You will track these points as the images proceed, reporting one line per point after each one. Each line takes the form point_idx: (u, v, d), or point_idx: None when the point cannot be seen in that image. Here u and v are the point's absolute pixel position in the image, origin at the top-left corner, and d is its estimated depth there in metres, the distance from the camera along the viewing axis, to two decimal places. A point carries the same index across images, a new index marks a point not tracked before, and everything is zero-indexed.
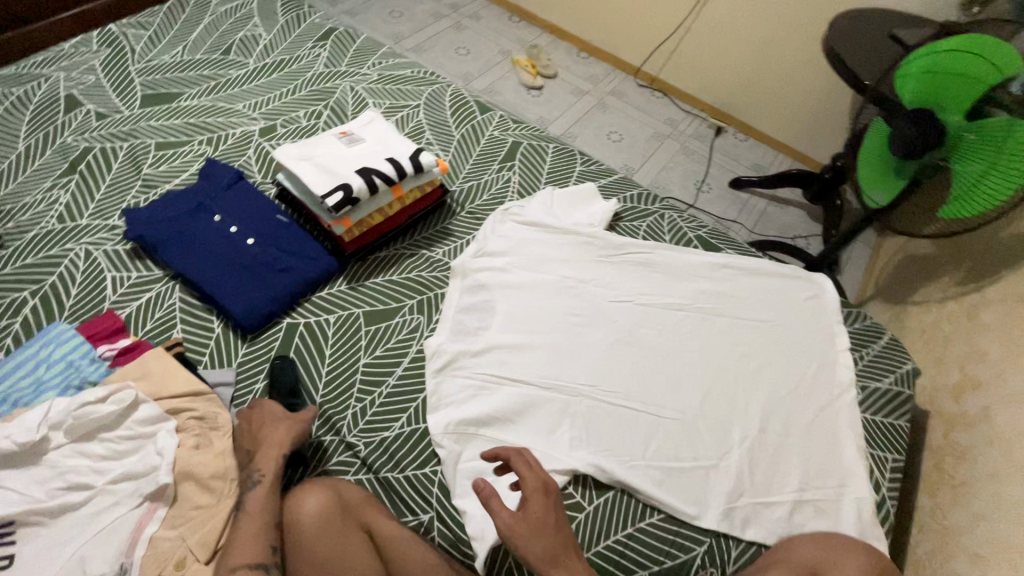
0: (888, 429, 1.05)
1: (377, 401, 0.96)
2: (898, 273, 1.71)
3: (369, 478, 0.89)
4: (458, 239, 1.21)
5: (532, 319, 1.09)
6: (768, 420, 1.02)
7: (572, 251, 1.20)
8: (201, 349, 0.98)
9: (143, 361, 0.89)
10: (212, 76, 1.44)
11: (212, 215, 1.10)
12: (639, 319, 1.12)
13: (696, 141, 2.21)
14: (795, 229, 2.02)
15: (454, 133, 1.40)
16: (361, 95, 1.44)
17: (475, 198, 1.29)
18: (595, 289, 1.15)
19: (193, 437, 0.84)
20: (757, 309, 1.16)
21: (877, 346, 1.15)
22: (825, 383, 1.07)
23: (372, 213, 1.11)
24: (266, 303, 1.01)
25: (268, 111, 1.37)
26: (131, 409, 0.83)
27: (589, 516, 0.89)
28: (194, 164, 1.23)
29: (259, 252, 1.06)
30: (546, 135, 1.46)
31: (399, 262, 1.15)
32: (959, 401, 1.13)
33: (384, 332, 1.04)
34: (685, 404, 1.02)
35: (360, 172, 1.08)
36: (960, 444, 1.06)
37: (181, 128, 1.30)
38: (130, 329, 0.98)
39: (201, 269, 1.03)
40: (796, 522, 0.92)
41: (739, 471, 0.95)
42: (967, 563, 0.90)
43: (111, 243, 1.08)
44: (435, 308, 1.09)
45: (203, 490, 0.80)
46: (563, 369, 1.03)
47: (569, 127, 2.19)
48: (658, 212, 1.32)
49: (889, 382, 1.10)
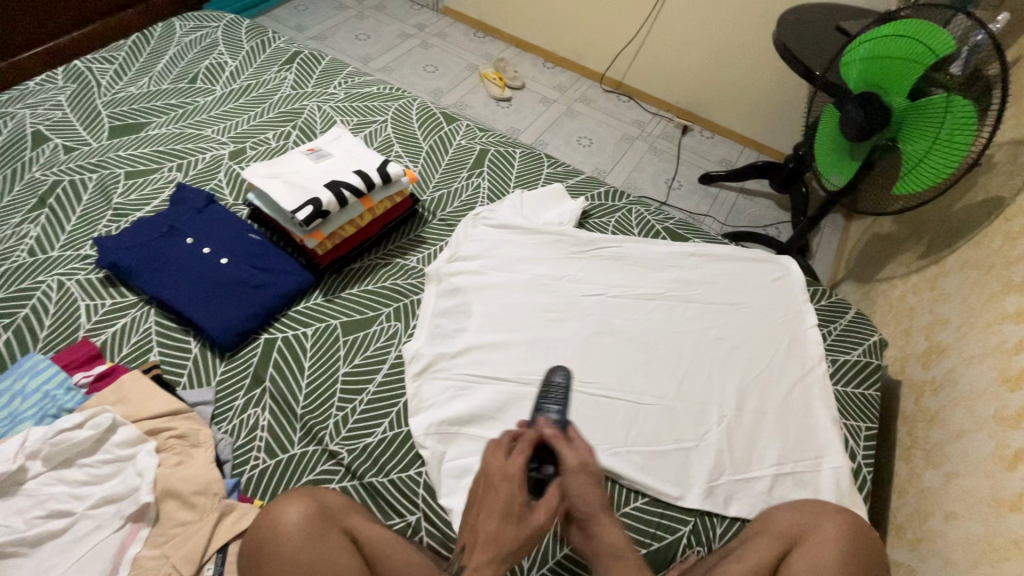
0: (859, 399, 1.09)
1: (359, 408, 0.96)
2: (865, 252, 1.77)
3: (354, 484, 0.89)
4: (431, 246, 1.23)
5: (508, 318, 1.11)
6: (744, 399, 1.04)
7: (543, 250, 1.22)
8: (179, 371, 0.98)
9: (120, 385, 0.89)
10: (179, 105, 1.45)
11: (185, 238, 1.11)
12: (612, 311, 1.15)
13: (663, 141, 2.27)
14: (764, 218, 2.07)
15: (422, 144, 1.43)
16: (329, 114, 1.47)
17: (446, 206, 1.31)
18: (568, 284, 1.17)
19: (174, 456, 0.84)
20: (726, 293, 1.19)
21: (843, 321, 1.18)
22: (797, 359, 1.10)
23: (343, 225, 1.13)
24: (242, 319, 1.02)
25: (237, 135, 1.39)
26: (109, 432, 0.83)
27: None
28: (165, 190, 1.24)
29: (232, 271, 1.07)
30: (513, 141, 1.49)
31: (374, 273, 1.16)
32: (926, 367, 1.16)
33: (363, 341, 1.05)
34: (663, 389, 1.04)
35: (329, 185, 1.10)
36: (929, 409, 1.10)
37: (150, 156, 1.31)
38: (106, 356, 0.98)
39: (175, 291, 1.03)
40: (776, 495, 0.94)
41: (718, 450, 0.97)
42: (943, 521, 0.93)
43: (83, 273, 1.08)
44: (412, 314, 1.11)
45: (185, 507, 0.80)
46: (542, 364, 1.05)
47: (539, 134, 2.23)
48: (625, 207, 1.36)
49: (857, 354, 1.14)
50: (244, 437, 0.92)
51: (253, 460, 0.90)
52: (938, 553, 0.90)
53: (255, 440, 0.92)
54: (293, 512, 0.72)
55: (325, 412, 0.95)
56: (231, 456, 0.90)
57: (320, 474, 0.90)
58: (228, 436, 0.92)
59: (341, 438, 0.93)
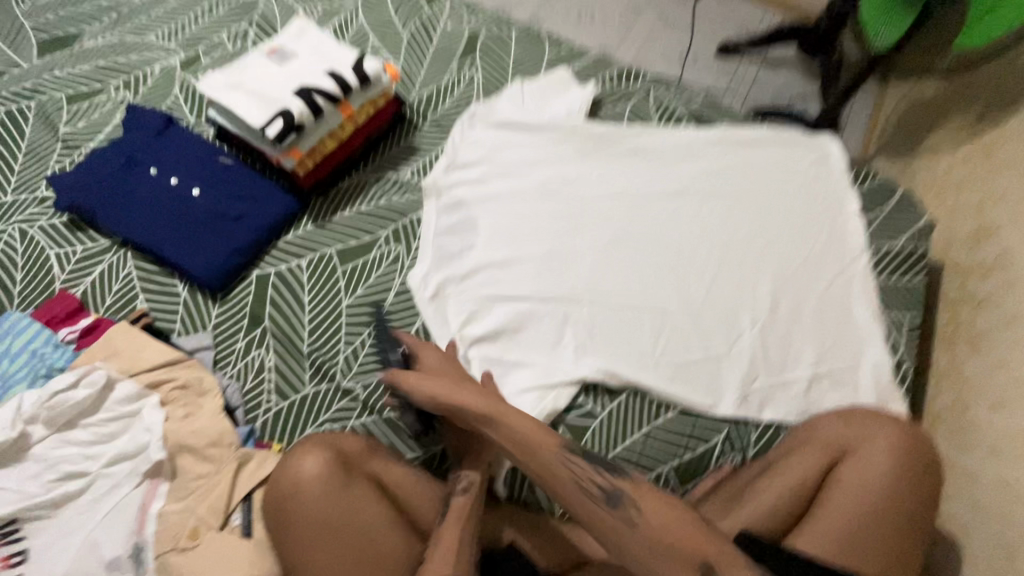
0: (904, 290, 1.00)
1: (368, 341, 0.90)
2: (903, 122, 1.60)
3: (373, 419, 0.85)
4: (427, 154, 1.09)
5: (518, 232, 1.01)
6: (779, 299, 0.97)
7: (551, 149, 1.09)
8: (171, 319, 0.91)
9: (107, 340, 0.82)
10: (112, 7, 1.23)
11: (148, 169, 0.98)
12: (633, 213, 1.04)
13: (678, 6, 1.98)
14: (791, 90, 1.87)
15: (402, 33, 1.22)
16: (287, 3, 1.25)
17: (437, 105, 1.15)
18: (582, 187, 1.06)
19: (181, 408, 0.80)
20: (760, 183, 1.07)
21: (891, 205, 1.07)
22: (837, 251, 1.01)
23: (323, 139, 0.98)
24: (228, 257, 0.93)
25: (186, 39, 1.19)
26: (108, 390, 0.78)
27: (604, 422, 0.87)
28: (116, 114, 1.08)
29: (208, 202, 0.96)
30: (506, 19, 1.28)
31: (366, 191, 1.04)
32: (975, 248, 1.07)
33: (363, 269, 0.96)
34: (691, 294, 0.97)
35: (299, 92, 0.93)
36: (978, 292, 1.02)
37: (91, 74, 1.13)
38: (91, 307, 0.91)
39: (149, 232, 0.93)
40: (814, 397, 0.90)
41: (753, 355, 0.92)
42: (988, 411, 0.89)
43: (45, 218, 0.97)
44: (413, 235, 1.00)
45: (201, 460, 0.76)
46: (558, 280, 0.96)
47: (534, 10, 1.96)
48: (641, 90, 1.18)
49: (904, 241, 1.04)
50: (253, 381, 0.87)
51: (265, 403, 0.86)
52: (982, 442, 0.88)
53: (264, 382, 0.87)
54: (310, 463, 0.69)
55: (333, 348, 0.89)
56: (242, 402, 0.86)
57: (337, 413, 0.86)
58: (235, 381, 0.87)
59: (354, 375, 0.88)
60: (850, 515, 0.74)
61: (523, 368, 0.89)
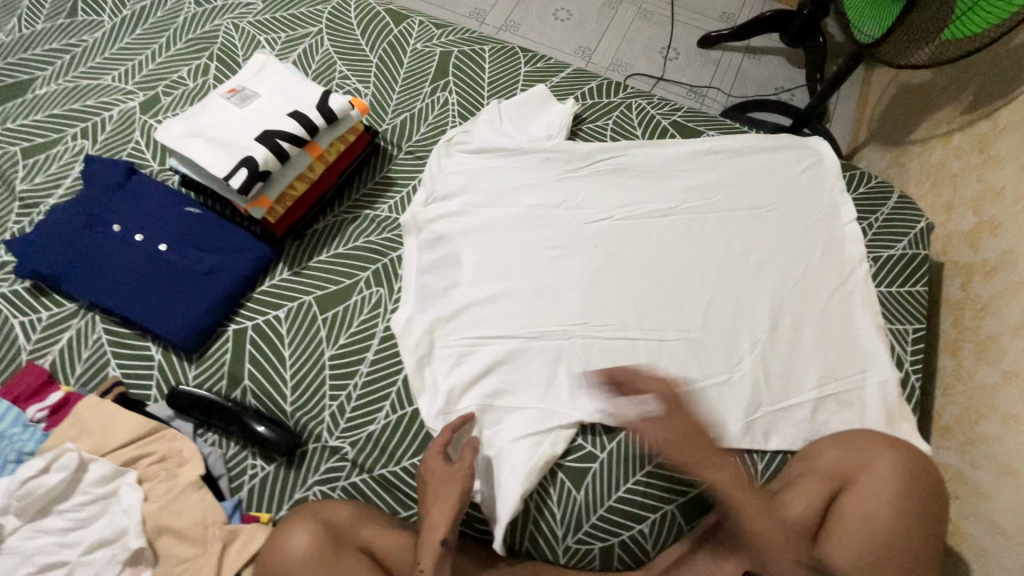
0: (906, 299, 0.97)
1: (354, 394, 0.86)
2: (892, 108, 1.56)
3: (364, 478, 0.82)
4: (404, 187, 1.04)
5: (504, 263, 0.97)
6: (778, 318, 0.94)
7: (533, 173, 1.04)
8: (145, 384, 0.87)
9: (76, 417, 0.78)
10: (64, 49, 1.17)
11: (111, 225, 0.93)
12: (621, 235, 1.00)
13: (656, 1, 1.94)
14: (776, 81, 1.83)
15: (370, 57, 1.17)
16: (248, 33, 1.19)
17: (411, 133, 1.10)
18: (567, 212, 1.02)
19: (160, 485, 0.76)
20: (752, 194, 1.03)
21: (888, 208, 1.03)
22: (835, 263, 0.98)
23: (292, 183, 0.93)
24: (200, 315, 0.88)
25: (144, 79, 1.13)
26: (81, 472, 0.74)
27: (604, 463, 0.84)
28: (74, 166, 1.02)
29: (176, 258, 0.91)
30: (478, 35, 1.22)
31: (343, 231, 0.99)
32: (975, 248, 1.04)
33: (344, 316, 0.92)
34: (687, 319, 0.93)
35: (262, 137, 0.89)
36: (981, 296, 0.99)
37: (45, 124, 1.07)
38: (60, 379, 0.86)
39: (116, 294, 0.89)
40: (820, 421, 0.87)
41: (754, 380, 0.89)
42: (999, 424, 0.86)
43: (5, 285, 0.92)
44: (394, 276, 0.96)
45: (182, 542, 0.73)
46: (548, 313, 0.93)
47: (510, 15, 1.92)
48: (624, 103, 1.14)
49: (903, 247, 1.00)
50: (235, 446, 0.83)
51: (250, 470, 0.82)
52: (994, 458, 0.85)
53: (247, 447, 0.83)
54: (297, 538, 0.67)
55: (318, 405, 0.86)
56: (225, 471, 0.82)
57: (326, 474, 0.82)
58: (216, 448, 0.83)
59: (341, 432, 0.84)
60: (855, 549, 0.73)
61: (517, 412, 0.86)
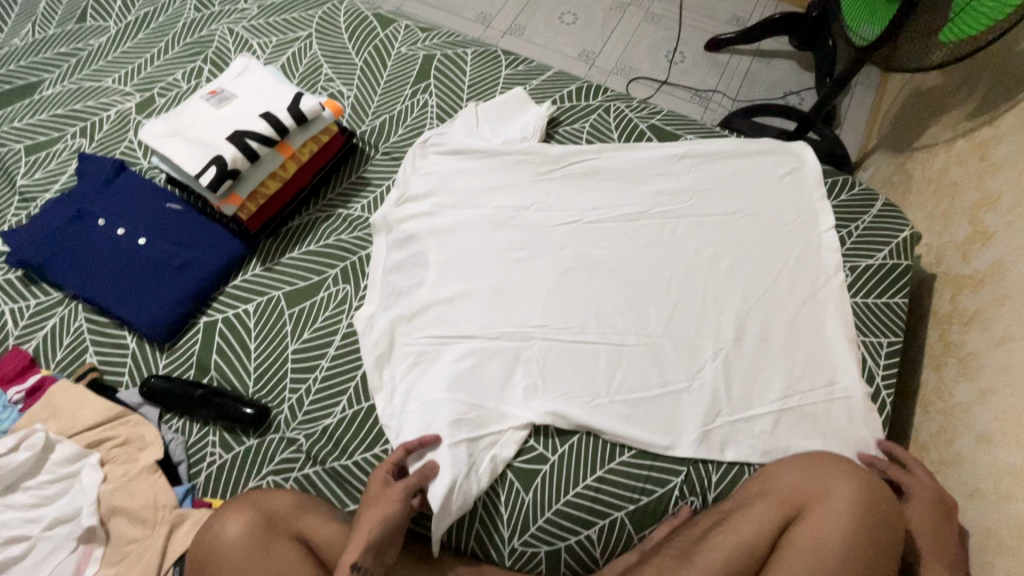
0: (883, 311, 0.93)
1: (314, 388, 0.89)
2: (902, 112, 1.50)
3: (317, 469, 0.84)
4: (377, 187, 1.06)
5: (469, 264, 0.97)
6: (745, 326, 0.91)
7: (505, 175, 1.05)
8: (118, 371, 0.91)
9: (48, 399, 0.83)
10: (72, 52, 1.24)
11: (97, 220, 0.98)
12: (590, 238, 1.00)
13: (662, 3, 1.92)
14: (782, 84, 1.78)
15: (355, 60, 1.20)
16: (242, 37, 1.24)
17: (389, 135, 1.12)
18: (537, 214, 1.02)
19: (120, 467, 0.80)
20: (726, 199, 1.01)
21: (871, 216, 1.00)
22: (808, 271, 0.95)
23: (264, 181, 0.96)
24: (172, 307, 0.92)
25: (141, 81, 1.19)
26: (47, 451, 0.78)
27: (554, 466, 0.83)
28: (71, 163, 1.08)
29: (154, 251, 0.95)
30: (463, 38, 1.24)
31: (315, 229, 1.02)
32: (966, 259, 0.99)
33: (310, 312, 0.94)
34: (650, 324, 0.92)
35: (232, 137, 0.92)
36: (967, 309, 0.95)
37: (48, 123, 1.14)
38: (42, 363, 0.91)
39: (97, 285, 0.94)
40: (781, 433, 0.85)
41: (714, 388, 0.87)
42: (974, 445, 0.82)
43: (0, 274, 0.98)
44: (361, 273, 0.98)
45: (134, 522, 0.76)
46: (509, 315, 0.93)
47: (514, 18, 1.93)
48: (602, 106, 1.14)
49: (882, 257, 0.96)
50: (197, 434, 0.86)
51: (210, 456, 0.85)
52: (966, 480, 0.81)
53: (208, 435, 0.86)
54: (232, 524, 0.69)
55: (278, 397, 0.88)
56: (185, 457, 0.85)
57: (280, 464, 0.84)
58: (178, 435, 0.86)
59: (297, 424, 0.87)
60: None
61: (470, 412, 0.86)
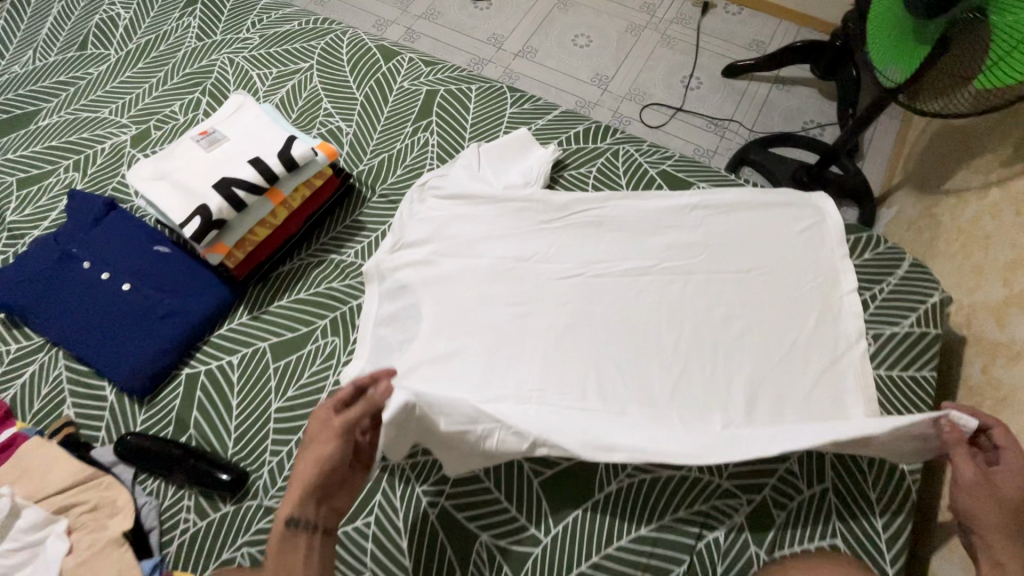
0: (909, 384, 0.86)
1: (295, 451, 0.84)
2: (929, 151, 1.42)
3: None
4: (372, 232, 1.02)
5: (464, 318, 0.92)
6: (757, 396, 0.85)
7: (505, 222, 1.00)
8: (95, 426, 0.87)
9: (18, 459, 0.79)
10: (70, 81, 1.22)
11: (81, 262, 0.95)
12: (593, 293, 0.94)
13: (679, 27, 1.87)
14: (803, 114, 1.71)
15: (356, 94, 1.16)
16: (243, 68, 1.21)
17: (387, 175, 1.08)
18: (537, 265, 0.96)
19: (86, 536, 0.76)
20: (739, 255, 0.95)
21: (894, 279, 0.93)
22: (827, 337, 0.88)
23: (252, 229, 0.93)
24: (152, 359, 0.88)
25: (138, 112, 1.16)
26: (12, 518, 0.75)
27: (546, 549, 0.78)
28: (61, 199, 1.06)
29: (137, 298, 0.92)
30: (468, 73, 1.19)
31: (306, 276, 0.98)
32: (1001, 326, 0.91)
33: (296, 366, 0.90)
34: (654, 390, 0.86)
35: (218, 186, 0.89)
36: (1002, 383, 0.87)
37: (42, 155, 1.11)
38: (18, 414, 0.88)
39: (78, 332, 0.90)
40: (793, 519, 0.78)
41: (722, 466, 0.81)
42: None
43: None
44: (351, 326, 0.94)
45: None
46: (504, 376, 0.88)
47: (526, 40, 1.88)
48: (610, 149, 1.09)
49: (907, 325, 0.90)
50: (171, 498, 0.82)
51: (182, 523, 0.80)
52: None
53: (183, 498, 0.82)
54: None
55: (258, 460, 0.83)
56: (157, 523, 0.81)
57: (256, 535, 0.78)
58: (151, 498, 0.82)
59: (275, 492, 0.81)
60: None
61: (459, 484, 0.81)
